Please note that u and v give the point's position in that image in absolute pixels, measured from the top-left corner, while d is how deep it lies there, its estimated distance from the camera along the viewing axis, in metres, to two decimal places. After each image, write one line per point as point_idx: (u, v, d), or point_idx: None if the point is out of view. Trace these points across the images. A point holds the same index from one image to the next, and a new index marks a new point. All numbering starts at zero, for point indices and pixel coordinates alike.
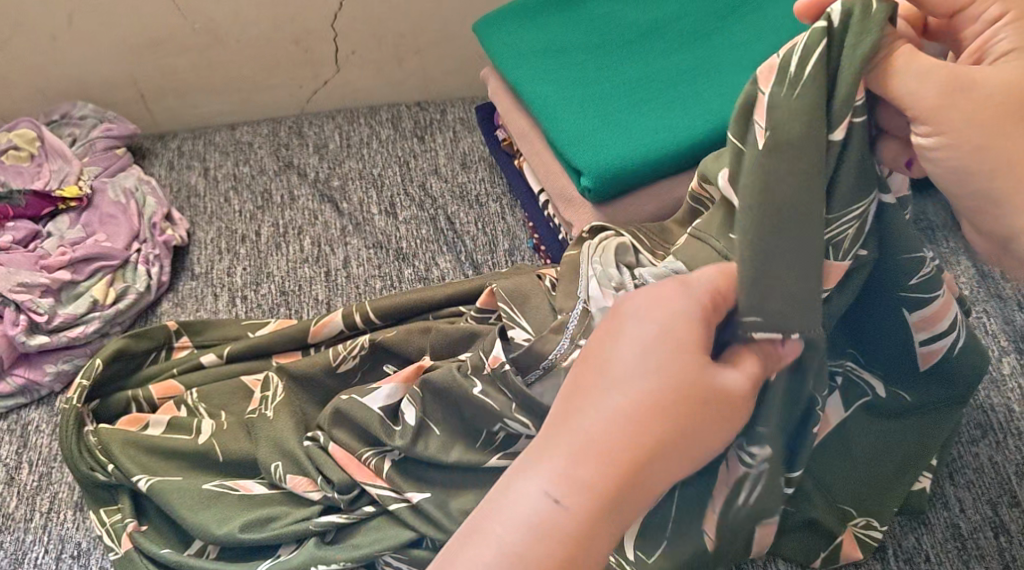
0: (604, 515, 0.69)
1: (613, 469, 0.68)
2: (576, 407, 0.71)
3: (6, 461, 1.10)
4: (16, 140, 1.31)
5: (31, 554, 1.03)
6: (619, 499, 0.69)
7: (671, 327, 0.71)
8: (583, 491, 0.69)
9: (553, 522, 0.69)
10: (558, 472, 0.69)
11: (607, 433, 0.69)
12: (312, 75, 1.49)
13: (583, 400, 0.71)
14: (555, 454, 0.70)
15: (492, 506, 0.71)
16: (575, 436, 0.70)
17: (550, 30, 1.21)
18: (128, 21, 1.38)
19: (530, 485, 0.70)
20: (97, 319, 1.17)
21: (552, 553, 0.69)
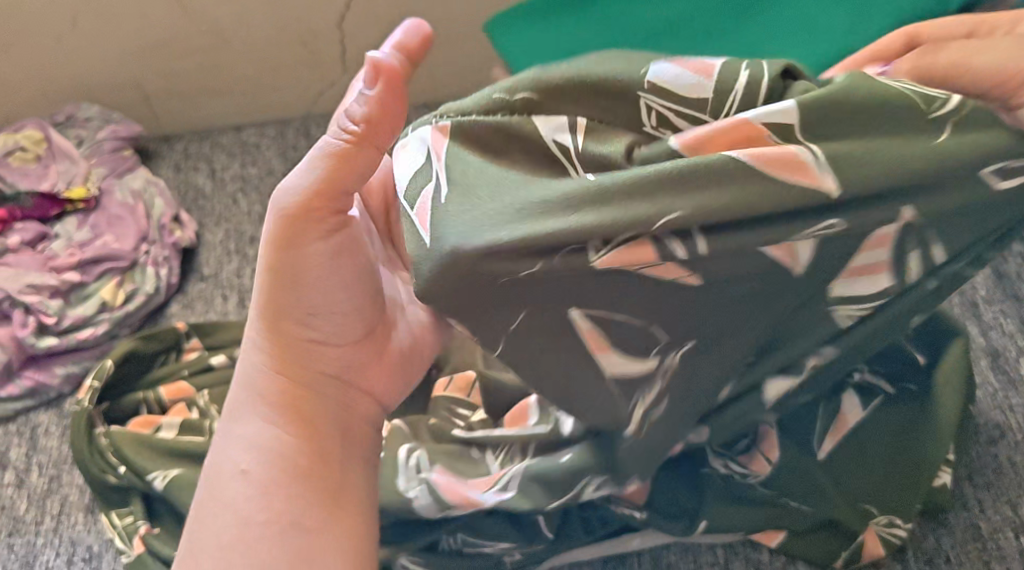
0: (307, 432, 0.77)
1: (295, 396, 0.78)
2: (247, 380, 0.79)
3: (15, 464, 1.09)
4: (23, 142, 1.31)
5: (42, 558, 1.02)
6: (309, 415, 0.78)
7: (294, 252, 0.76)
8: (278, 429, 0.77)
9: (266, 464, 0.75)
10: (245, 428, 0.77)
11: (255, 371, 0.79)
12: (319, 76, 1.48)
13: (251, 370, 0.79)
14: (239, 417, 0.78)
15: (213, 484, 0.76)
16: (255, 400, 0.78)
17: (562, 27, 1.21)
18: (134, 22, 1.37)
19: (233, 455, 0.76)
20: (106, 321, 1.16)
21: (285, 483, 0.75)
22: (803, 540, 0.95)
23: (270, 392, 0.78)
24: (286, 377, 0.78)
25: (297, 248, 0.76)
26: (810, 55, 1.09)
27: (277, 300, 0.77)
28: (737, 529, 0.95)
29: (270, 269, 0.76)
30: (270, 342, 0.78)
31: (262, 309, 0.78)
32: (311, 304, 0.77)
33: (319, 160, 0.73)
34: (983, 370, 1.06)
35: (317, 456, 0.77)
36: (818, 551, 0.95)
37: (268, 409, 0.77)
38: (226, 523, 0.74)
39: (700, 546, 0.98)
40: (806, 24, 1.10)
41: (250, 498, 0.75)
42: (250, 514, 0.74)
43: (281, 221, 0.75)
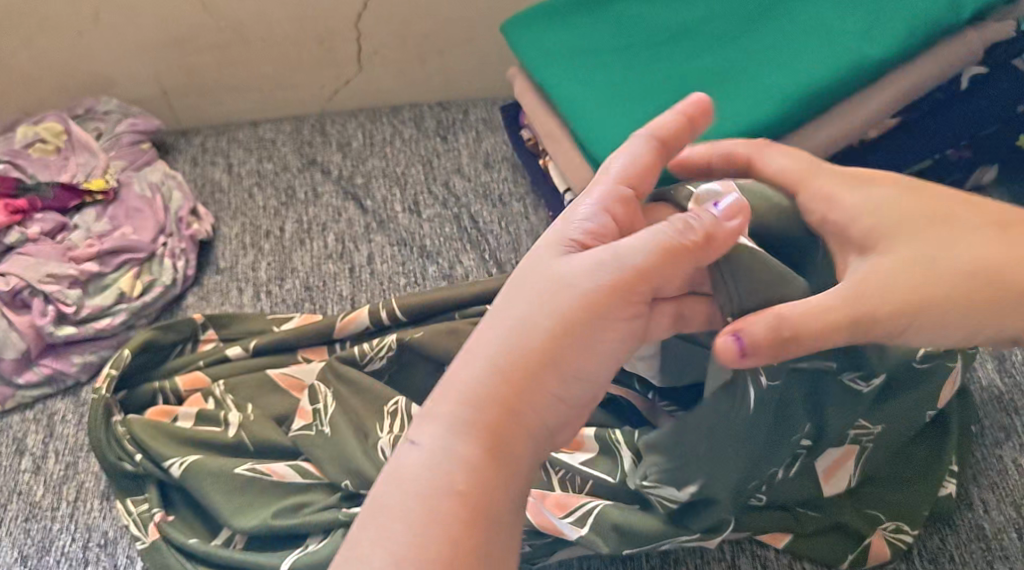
0: (503, 471, 0.74)
1: (517, 431, 0.75)
2: (467, 395, 0.75)
3: (33, 450, 1.11)
4: (43, 133, 1.33)
5: (58, 543, 1.03)
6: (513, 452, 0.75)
7: (582, 295, 0.76)
8: (483, 454, 0.74)
9: (462, 481, 0.73)
10: (446, 411, 0.75)
11: (477, 393, 0.75)
12: (335, 74, 1.49)
13: (469, 389, 0.75)
14: (450, 429, 0.74)
15: (402, 481, 0.73)
16: (468, 415, 0.74)
17: (579, 28, 1.23)
18: (155, 18, 1.39)
19: (429, 461, 0.74)
20: (124, 311, 1.18)
21: (461, 511, 0.72)
22: (812, 542, 0.96)
23: (494, 417, 0.74)
24: (512, 408, 0.75)
25: (585, 314, 0.76)
26: (823, 56, 1.08)
27: (549, 352, 0.76)
28: (746, 530, 0.96)
29: (557, 311, 0.76)
30: (515, 375, 0.75)
31: (528, 324, 0.76)
32: (575, 354, 0.76)
33: (622, 252, 0.77)
34: (989, 374, 1.07)
35: (493, 495, 0.73)
36: (825, 551, 0.96)
37: (484, 437, 0.74)
38: (414, 521, 0.72)
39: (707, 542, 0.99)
40: (822, 24, 1.11)
41: (419, 488, 0.73)
42: (435, 522, 0.72)
43: (588, 275, 0.77)
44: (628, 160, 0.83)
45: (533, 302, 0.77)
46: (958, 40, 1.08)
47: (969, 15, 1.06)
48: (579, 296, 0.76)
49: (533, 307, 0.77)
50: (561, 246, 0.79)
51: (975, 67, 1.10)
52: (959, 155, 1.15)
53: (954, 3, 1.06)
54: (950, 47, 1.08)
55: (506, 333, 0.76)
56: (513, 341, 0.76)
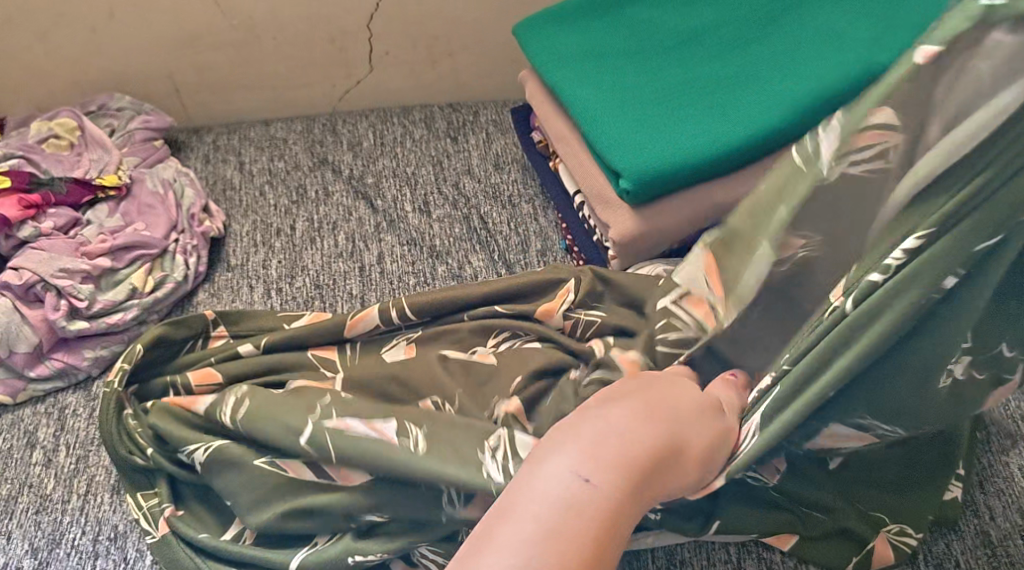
0: (623, 502, 0.78)
1: (641, 469, 0.80)
2: (587, 431, 0.82)
3: (44, 444, 1.12)
4: (57, 129, 1.34)
5: (68, 535, 1.04)
6: (635, 489, 0.79)
7: (673, 395, 0.88)
8: (610, 478, 0.78)
9: (584, 497, 0.77)
10: (588, 443, 0.80)
11: (612, 430, 0.82)
12: (346, 74, 1.50)
13: (590, 427, 0.82)
14: (576, 451, 0.80)
15: (525, 489, 0.78)
16: (596, 443, 0.80)
17: (591, 34, 1.23)
18: (170, 16, 1.39)
19: (558, 474, 0.78)
20: (136, 306, 1.19)
21: (584, 533, 0.75)
22: (818, 545, 0.97)
23: (620, 450, 0.80)
24: (638, 449, 0.81)
25: (699, 461, 0.86)
26: (832, 64, 1.08)
27: (663, 420, 0.84)
28: (749, 530, 0.96)
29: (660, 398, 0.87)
30: (642, 429, 0.83)
31: (666, 442, 0.83)
32: (670, 422, 0.85)
33: (717, 410, 0.91)
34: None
35: (609, 524, 0.77)
36: (829, 554, 0.96)
37: (609, 467, 0.79)
38: (528, 528, 0.75)
39: (713, 543, 1.00)
40: (830, 31, 1.12)
41: (554, 509, 0.76)
42: (551, 532, 0.75)
43: (702, 428, 0.87)
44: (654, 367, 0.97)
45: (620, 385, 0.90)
46: None
47: None
48: (673, 395, 0.88)
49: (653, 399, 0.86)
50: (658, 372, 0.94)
51: None
52: None
53: None
54: None
55: (654, 436, 0.83)
56: (647, 418, 0.84)
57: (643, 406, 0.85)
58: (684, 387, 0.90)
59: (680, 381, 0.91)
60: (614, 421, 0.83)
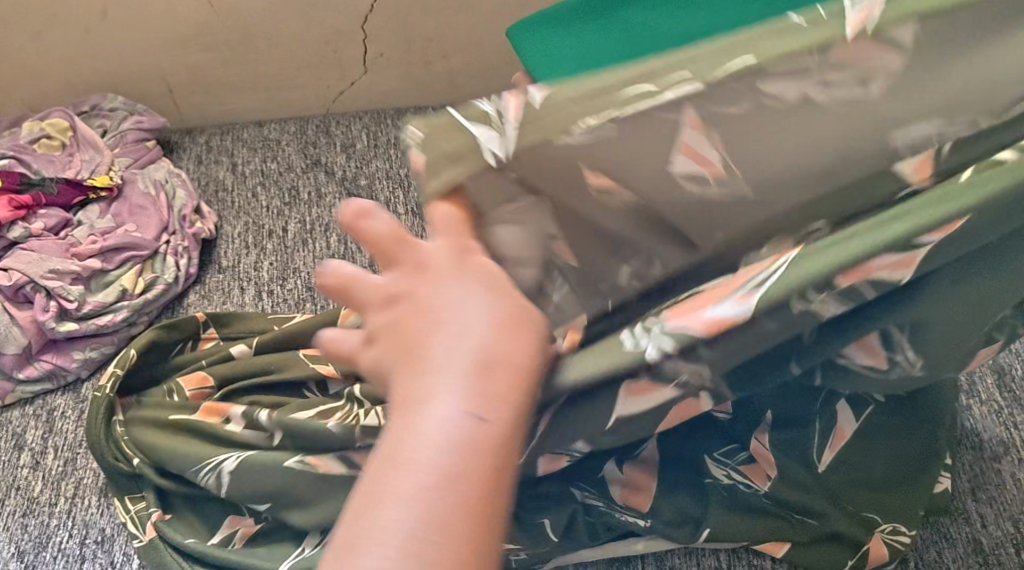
0: (510, 435, 0.65)
1: (502, 402, 0.65)
2: (424, 361, 0.65)
3: (32, 446, 1.11)
4: (48, 130, 1.33)
5: (55, 539, 1.04)
6: (507, 424, 0.65)
7: (510, 298, 0.68)
8: (493, 404, 0.64)
9: (464, 441, 0.63)
10: (437, 364, 0.65)
11: (459, 347, 0.65)
12: (340, 76, 1.50)
13: (429, 354, 0.66)
14: (429, 386, 0.65)
15: (394, 458, 0.63)
16: (446, 373, 0.65)
17: (584, 38, 1.22)
18: (163, 16, 1.38)
19: (426, 425, 0.63)
20: (126, 308, 1.18)
21: (477, 478, 0.63)
22: (808, 550, 0.97)
23: (482, 369, 0.65)
24: (501, 373, 0.65)
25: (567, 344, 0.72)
26: None
27: (505, 337, 0.66)
28: (738, 537, 0.96)
29: (495, 302, 0.67)
30: (479, 340, 0.66)
31: (519, 359, 0.66)
32: (498, 347, 0.65)
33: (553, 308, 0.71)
34: (989, 388, 1.07)
35: (493, 469, 0.64)
36: (820, 559, 0.97)
37: (472, 400, 0.64)
38: (406, 509, 0.61)
39: (703, 550, 1.01)
40: None
41: (457, 498, 0.62)
42: (433, 496, 0.62)
43: (546, 324, 0.69)
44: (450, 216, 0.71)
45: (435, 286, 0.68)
46: None
47: None
48: (510, 299, 0.68)
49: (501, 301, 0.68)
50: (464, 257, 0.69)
51: None
52: None
53: None
54: None
55: (503, 368, 0.65)
56: (494, 326, 0.66)
57: (476, 313, 0.66)
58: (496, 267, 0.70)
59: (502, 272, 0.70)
60: (440, 395, 0.64)
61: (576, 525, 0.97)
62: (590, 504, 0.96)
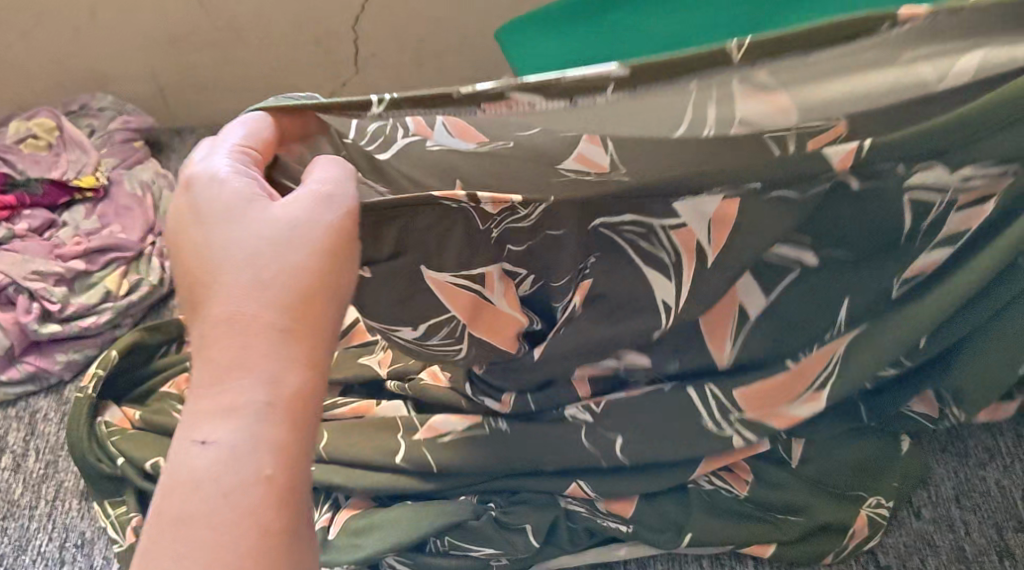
0: (299, 411, 0.67)
1: (292, 376, 0.67)
2: (212, 339, 0.67)
3: (13, 448, 1.11)
4: (35, 129, 1.33)
5: (35, 542, 1.03)
6: (307, 397, 0.68)
7: (301, 236, 0.69)
8: (284, 396, 0.67)
9: (253, 437, 0.66)
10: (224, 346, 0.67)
11: (243, 327, 0.67)
12: (331, 76, 1.49)
13: (215, 331, 0.67)
14: (214, 372, 0.67)
15: (183, 464, 0.66)
16: (230, 360, 0.67)
17: (574, 40, 1.21)
18: (152, 17, 1.38)
19: (213, 423, 0.66)
20: (109, 310, 1.18)
21: (265, 468, 0.66)
22: (793, 546, 0.96)
23: (269, 350, 0.67)
24: (279, 347, 0.67)
25: (347, 249, 0.70)
26: None
27: (300, 292, 0.68)
28: (721, 541, 0.95)
29: (285, 246, 0.68)
30: (267, 312, 0.67)
31: (265, 307, 0.67)
32: (293, 311, 0.68)
33: (319, 222, 0.70)
34: None
35: (291, 450, 0.67)
36: (811, 553, 0.95)
37: (266, 386, 0.66)
38: (200, 512, 0.64)
39: (687, 556, 0.99)
40: None
41: (220, 486, 0.65)
42: (230, 495, 0.65)
43: (297, 251, 0.68)
44: (252, 132, 0.73)
45: (220, 235, 0.69)
46: None
47: None
48: (299, 238, 0.69)
49: (283, 251, 0.68)
50: (217, 202, 0.69)
51: None
52: None
53: None
54: None
55: (247, 323, 0.67)
56: (276, 291, 0.67)
57: (260, 280, 0.68)
58: (251, 201, 0.70)
59: (255, 206, 0.70)
60: (202, 380, 0.67)
61: (558, 529, 0.97)
62: (572, 509, 0.97)
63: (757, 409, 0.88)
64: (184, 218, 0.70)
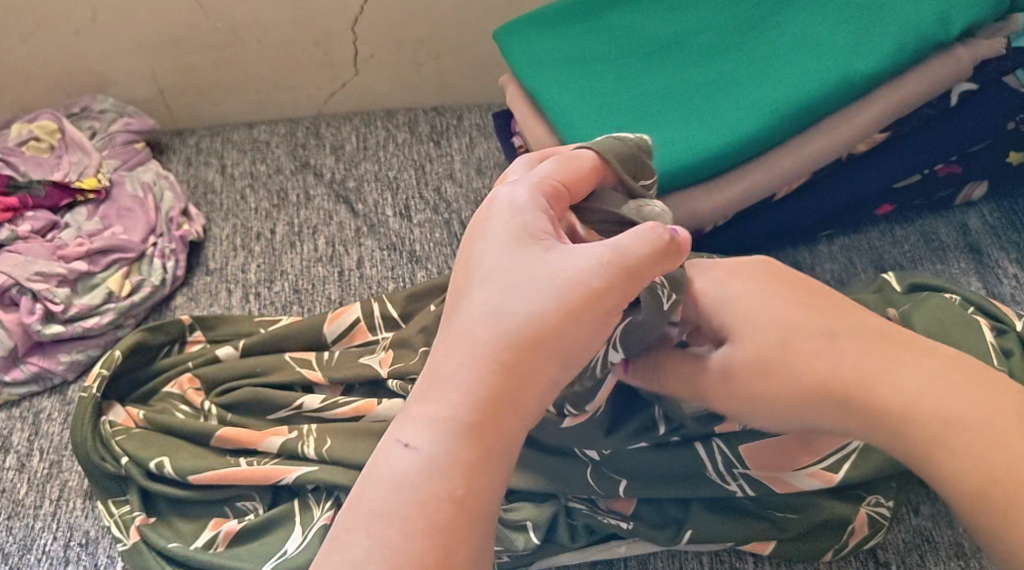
0: (492, 444, 0.76)
1: (497, 413, 0.77)
2: (448, 356, 0.78)
3: (18, 448, 1.11)
4: (37, 131, 1.34)
5: (40, 541, 1.04)
6: (504, 435, 0.77)
7: (548, 287, 0.78)
8: (487, 427, 0.76)
9: (451, 452, 0.75)
10: (457, 368, 0.77)
11: (474, 358, 0.77)
12: (331, 77, 1.49)
13: (452, 349, 0.78)
14: (441, 385, 0.77)
15: (389, 451, 0.77)
16: (459, 381, 0.77)
17: (572, 40, 1.22)
18: (152, 19, 1.39)
19: (418, 425, 0.77)
20: (112, 311, 1.19)
21: (450, 484, 0.75)
22: (793, 543, 0.96)
23: (489, 384, 0.77)
24: (498, 383, 0.77)
25: (587, 309, 0.78)
26: (815, 69, 1.06)
27: (533, 340, 0.77)
28: (722, 539, 0.95)
29: (542, 293, 0.78)
30: (500, 352, 0.77)
31: (496, 339, 0.77)
32: (525, 355, 0.77)
33: (575, 278, 0.79)
34: None
35: (475, 476, 0.76)
36: (810, 552, 0.96)
37: (474, 412, 0.76)
38: (387, 499, 0.75)
39: (686, 553, 0.99)
40: (810, 33, 1.10)
41: (412, 491, 0.75)
42: (417, 496, 0.74)
43: (541, 300, 0.78)
44: (547, 174, 0.85)
45: (485, 260, 0.81)
46: (945, 58, 1.05)
47: (958, 31, 1.04)
48: (547, 288, 0.78)
49: (538, 297, 0.78)
50: (501, 233, 0.81)
51: (966, 83, 1.08)
52: (948, 170, 1.14)
53: (942, 20, 1.04)
54: (938, 63, 1.05)
55: (478, 350, 0.77)
56: (511, 334, 0.77)
57: (504, 317, 0.78)
58: (532, 243, 0.80)
59: (536, 244, 0.80)
60: (424, 387, 0.78)
61: (558, 527, 0.97)
62: (572, 506, 0.98)
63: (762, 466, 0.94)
64: (472, 240, 0.83)
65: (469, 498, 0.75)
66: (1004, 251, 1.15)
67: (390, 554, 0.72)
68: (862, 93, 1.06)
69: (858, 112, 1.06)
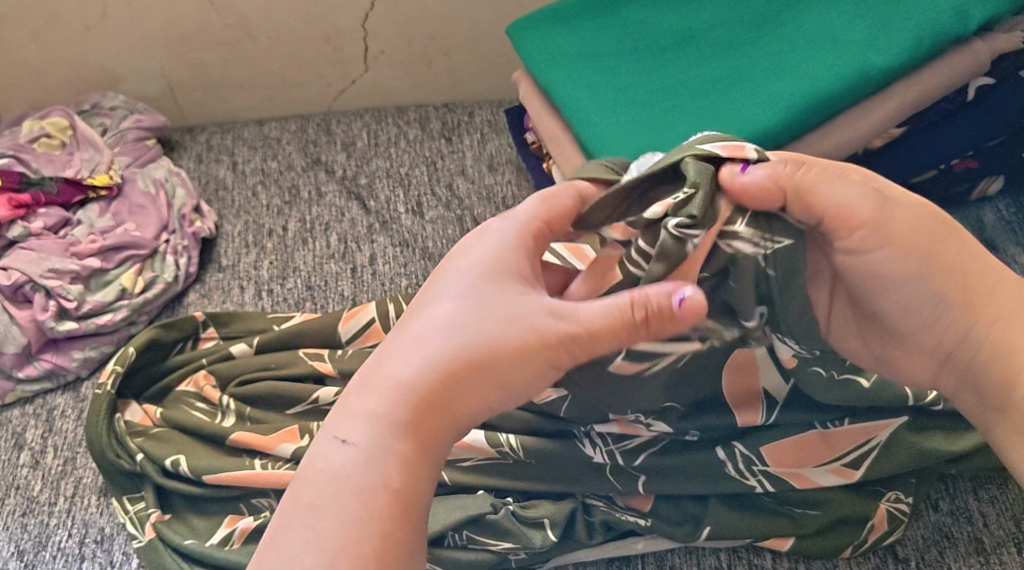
0: (426, 455, 0.79)
1: (434, 426, 0.80)
2: (396, 365, 0.81)
3: (32, 445, 1.11)
4: (48, 128, 1.33)
5: (55, 538, 1.04)
6: (437, 448, 0.80)
7: (506, 322, 0.81)
8: (424, 435, 0.79)
9: (385, 457, 0.78)
10: (404, 379, 0.80)
11: (420, 376, 0.80)
12: (341, 73, 1.49)
13: (400, 360, 0.81)
14: (382, 391, 0.80)
15: (327, 445, 0.79)
16: (404, 391, 0.80)
17: (585, 35, 1.21)
18: (162, 15, 1.38)
19: (357, 425, 0.79)
20: (125, 308, 1.19)
21: (383, 488, 0.77)
22: (814, 539, 0.96)
23: (432, 397, 0.80)
24: (441, 396, 0.80)
25: (531, 348, 0.81)
26: (831, 65, 1.06)
27: (479, 368, 0.81)
28: (743, 536, 0.95)
29: (498, 328, 0.81)
30: (444, 375, 0.80)
31: (439, 358, 0.80)
32: (471, 380, 0.81)
33: (534, 318, 0.82)
34: None
35: (408, 485, 0.78)
36: (830, 548, 0.95)
37: (411, 420, 0.79)
38: (325, 493, 0.77)
39: (703, 549, 0.98)
40: (826, 27, 1.09)
41: (347, 487, 0.77)
42: (349, 495, 0.77)
43: (492, 335, 0.81)
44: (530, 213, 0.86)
45: (456, 284, 0.84)
46: (963, 51, 1.04)
47: (977, 25, 1.03)
48: (504, 323, 0.81)
49: (494, 333, 0.81)
50: (468, 263, 0.84)
51: (983, 77, 1.07)
52: (965, 166, 1.14)
53: (961, 14, 1.03)
54: (956, 57, 1.04)
55: (421, 364, 0.80)
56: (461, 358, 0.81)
57: (454, 339, 0.81)
58: (502, 282, 0.83)
59: (507, 283, 0.83)
60: (366, 388, 0.81)
61: (575, 524, 0.97)
62: (590, 503, 0.98)
63: (781, 462, 0.95)
64: (447, 260, 0.86)
65: (401, 497, 0.77)
66: (1021, 246, 1.14)
67: (324, 546, 0.75)
68: (878, 88, 1.05)
69: (875, 106, 1.06)
